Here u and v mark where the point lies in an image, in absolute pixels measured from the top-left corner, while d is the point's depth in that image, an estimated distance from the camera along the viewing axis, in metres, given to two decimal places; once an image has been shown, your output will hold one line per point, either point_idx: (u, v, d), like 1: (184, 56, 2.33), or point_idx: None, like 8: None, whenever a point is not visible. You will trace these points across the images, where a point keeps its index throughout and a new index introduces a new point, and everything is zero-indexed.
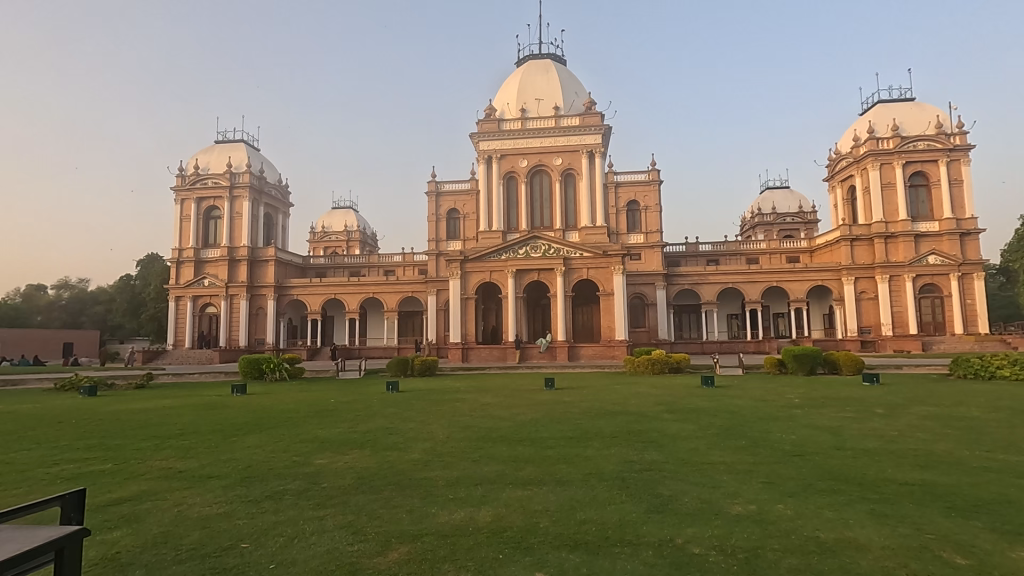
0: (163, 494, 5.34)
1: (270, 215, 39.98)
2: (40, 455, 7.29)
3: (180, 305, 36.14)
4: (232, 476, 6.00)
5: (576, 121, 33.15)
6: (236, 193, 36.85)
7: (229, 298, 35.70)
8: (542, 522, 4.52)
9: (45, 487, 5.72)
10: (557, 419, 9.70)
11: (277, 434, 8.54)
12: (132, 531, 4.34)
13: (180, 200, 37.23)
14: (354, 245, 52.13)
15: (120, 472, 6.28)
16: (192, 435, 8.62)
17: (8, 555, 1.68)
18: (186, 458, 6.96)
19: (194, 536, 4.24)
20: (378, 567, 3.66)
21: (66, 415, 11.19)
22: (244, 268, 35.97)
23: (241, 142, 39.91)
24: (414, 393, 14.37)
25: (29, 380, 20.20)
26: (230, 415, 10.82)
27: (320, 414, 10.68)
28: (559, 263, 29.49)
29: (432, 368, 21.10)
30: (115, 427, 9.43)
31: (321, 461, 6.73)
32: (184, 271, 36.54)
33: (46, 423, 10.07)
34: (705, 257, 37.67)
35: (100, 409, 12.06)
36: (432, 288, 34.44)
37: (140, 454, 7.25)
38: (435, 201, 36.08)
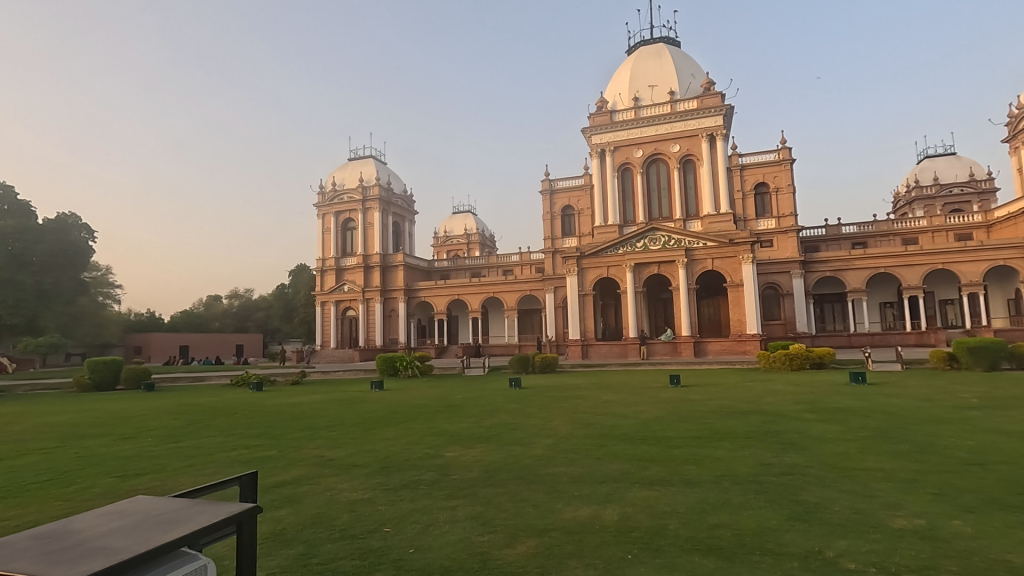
0: (318, 479, 5.99)
1: (397, 223, 42.87)
2: (220, 441, 8.51)
3: (325, 310, 39.97)
4: (374, 465, 6.55)
5: (694, 103, 31.47)
6: (368, 204, 40.05)
7: (366, 302, 38.93)
8: (671, 524, 4.36)
9: (227, 468, 6.69)
10: (684, 417, 9.29)
11: (409, 428, 9.15)
12: (294, 511, 4.92)
13: (322, 215, 41.13)
14: (474, 247, 54.25)
15: (282, 458, 7.14)
16: (338, 426, 9.54)
17: (200, 524, 1.98)
18: (335, 447, 7.71)
19: (344, 518, 4.71)
20: (507, 559, 3.78)
21: (240, 407, 12.98)
22: (378, 273, 38.96)
23: (370, 157, 43.24)
24: (536, 389, 14.63)
25: (211, 377, 23.72)
26: (369, 409, 11.79)
27: (448, 410, 11.25)
28: (680, 255, 28.19)
29: (552, 366, 21.25)
30: (277, 419, 10.74)
31: (450, 454, 7.09)
32: (327, 278, 40.44)
33: (224, 414, 11.73)
34: (849, 240, 33.85)
35: (265, 403, 13.82)
36: (550, 285, 34.77)
37: (296, 443, 8.18)
38: (550, 199, 36.36)
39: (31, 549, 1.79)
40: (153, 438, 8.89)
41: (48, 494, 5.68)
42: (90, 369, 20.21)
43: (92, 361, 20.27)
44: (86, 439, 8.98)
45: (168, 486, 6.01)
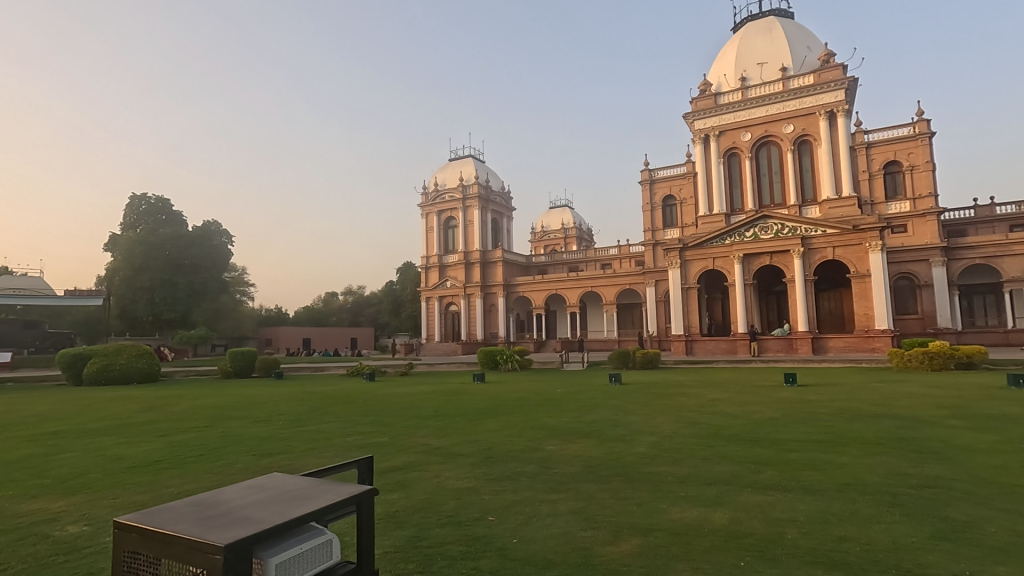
0: (425, 466, 6.29)
1: (496, 220, 43.72)
2: (339, 426, 9.22)
3: (429, 305, 41.84)
4: (477, 455, 6.76)
5: (810, 79, 28.93)
6: (468, 203, 41.28)
7: (467, 297, 40.24)
8: (789, 533, 4.06)
9: (345, 452, 7.24)
10: (802, 419, 8.60)
11: (511, 420, 9.33)
12: (405, 495, 5.21)
13: (425, 215, 42.95)
14: (571, 241, 54.07)
15: (393, 444, 7.59)
16: (443, 417, 9.96)
17: (325, 502, 2.15)
18: (441, 436, 8.06)
19: (451, 505, 4.91)
20: (611, 556, 3.73)
21: (355, 396, 13.97)
22: (478, 269, 40.08)
23: (469, 157, 44.52)
24: (637, 386, 14.28)
25: (330, 367, 25.78)
26: (472, 400, 12.18)
27: (548, 403, 11.32)
28: (795, 244, 26.11)
29: (654, 362, 20.64)
30: (388, 407, 11.43)
31: (551, 447, 7.13)
32: (431, 275, 42.26)
33: (342, 402, 12.69)
34: (1005, 222, 29.40)
35: (377, 392, 14.77)
36: (651, 279, 33.76)
37: (406, 430, 8.66)
38: (650, 190, 35.25)
39: (191, 513, 2.05)
40: (283, 422, 9.85)
41: (201, 467, 6.49)
42: (232, 358, 22.77)
43: (233, 352, 22.78)
44: (230, 420, 10.15)
45: (296, 465, 6.63)
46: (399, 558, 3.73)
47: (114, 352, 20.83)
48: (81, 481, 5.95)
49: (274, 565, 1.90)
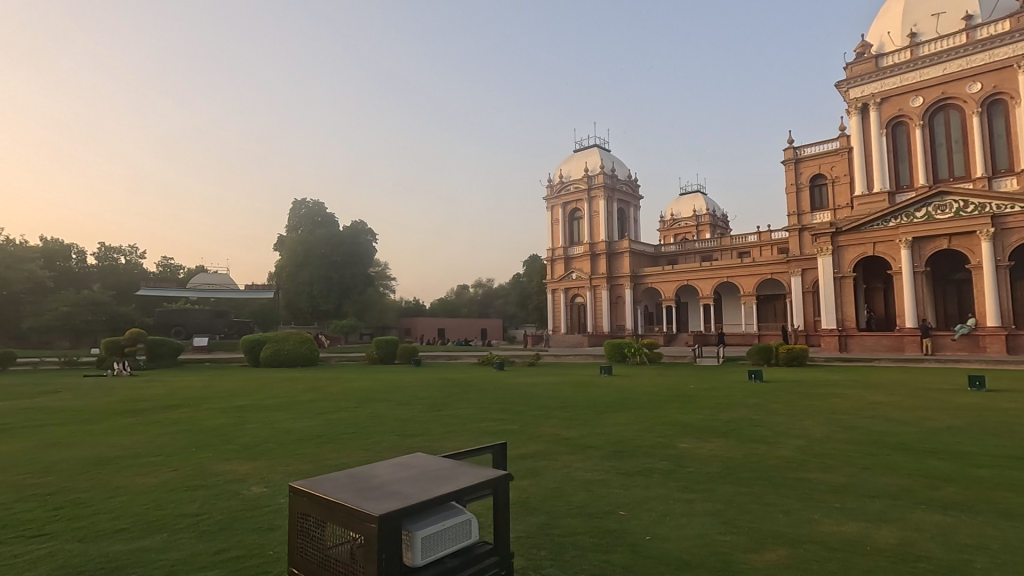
0: (555, 456, 6.36)
1: (622, 209, 42.67)
2: (471, 413, 9.67)
3: (555, 297, 42.18)
4: (607, 448, 6.67)
5: (1004, 26, 24.23)
6: (593, 193, 40.81)
7: (593, 289, 39.93)
8: (975, 562, 3.47)
9: (478, 437, 7.58)
10: (992, 431, 7.30)
11: (640, 415, 9.10)
12: (535, 482, 5.32)
13: (550, 207, 43.23)
14: (704, 229, 51.19)
15: (523, 433, 7.78)
16: (571, 408, 10.01)
17: (465, 483, 2.25)
18: (569, 428, 8.09)
19: (581, 495, 4.91)
20: (753, 565, 3.47)
21: (486, 384, 14.55)
22: (604, 261, 39.53)
23: (594, 146, 43.86)
24: (780, 384, 13.15)
25: (463, 356, 27.13)
26: (600, 393, 12.07)
27: (680, 399, 10.85)
28: (983, 224, 22.16)
29: (801, 359, 18.86)
30: (517, 397, 11.76)
31: (685, 445, 6.82)
32: (556, 267, 42.48)
33: (474, 390, 13.30)
34: None
35: (507, 381, 15.26)
36: (796, 268, 30.86)
37: (535, 420, 8.83)
38: (795, 170, 32.10)
39: (350, 484, 2.28)
40: (423, 406, 10.55)
41: (354, 444, 7.20)
42: (377, 345, 24.92)
43: (378, 340, 24.94)
44: (376, 402, 11.13)
45: (434, 447, 7.06)
46: (532, 544, 3.82)
47: (283, 338, 23.86)
48: (261, 449, 6.91)
49: (420, 539, 2.05)
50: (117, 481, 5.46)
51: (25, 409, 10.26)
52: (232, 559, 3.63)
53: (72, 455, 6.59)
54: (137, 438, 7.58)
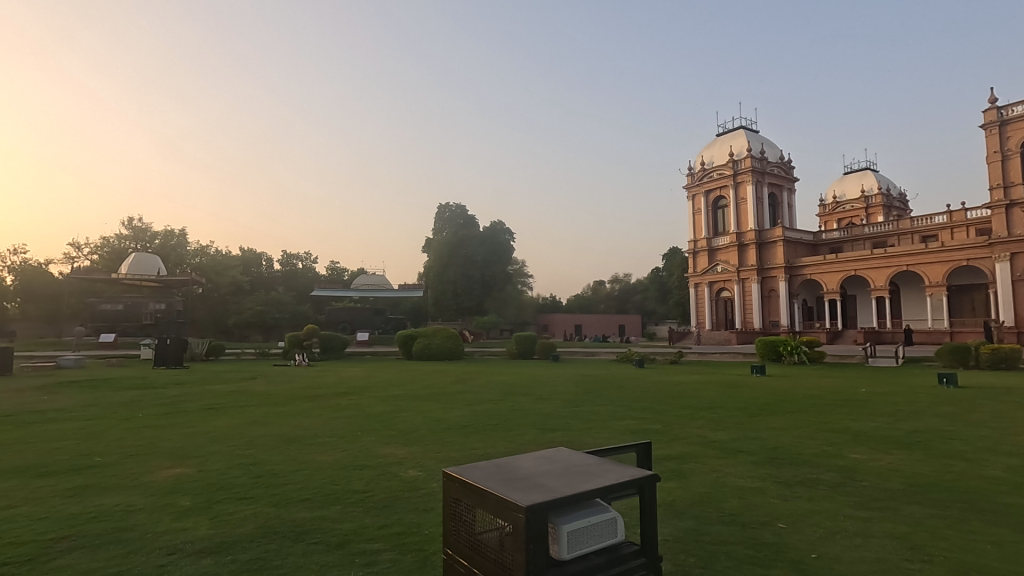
0: (703, 459, 6.02)
1: (774, 194, 38.99)
2: (611, 410, 9.54)
3: (699, 291, 40.03)
4: (762, 454, 6.16)
5: None
6: (739, 178, 37.78)
7: (741, 282, 37.11)
8: None
9: (619, 435, 7.45)
10: None
11: (801, 420, 8.24)
12: (682, 486, 5.08)
13: (691, 196, 40.96)
14: (876, 212, 44.98)
15: (667, 433, 7.49)
16: (719, 409, 9.39)
17: (608, 482, 2.21)
18: (718, 430, 7.61)
19: (733, 503, 4.58)
20: None
21: (626, 382, 14.26)
22: (754, 251, 36.55)
23: (740, 128, 40.59)
24: (983, 391, 11.08)
25: (601, 353, 26.90)
26: (751, 395, 11.17)
27: (850, 404, 9.63)
28: None
29: (1011, 361, 15.72)
30: (659, 396, 11.33)
31: (858, 456, 6.04)
32: (699, 259, 40.22)
33: (614, 387, 13.11)
34: None
35: (648, 379, 14.80)
36: (1002, 252, 25.79)
37: (679, 420, 8.44)
38: (999, 134, 26.62)
39: (498, 474, 2.37)
40: (563, 402, 10.64)
41: (498, 436, 7.48)
42: (517, 341, 25.71)
43: (518, 336, 25.71)
44: (517, 397, 11.46)
45: (574, 444, 7.08)
46: (679, 549, 3.66)
47: (431, 333, 25.65)
48: (415, 435, 7.48)
49: (567, 532, 2.06)
50: (301, 457, 6.29)
51: (232, 392, 12.24)
52: (394, 535, 3.98)
53: (267, 432, 7.71)
54: (316, 421, 8.64)
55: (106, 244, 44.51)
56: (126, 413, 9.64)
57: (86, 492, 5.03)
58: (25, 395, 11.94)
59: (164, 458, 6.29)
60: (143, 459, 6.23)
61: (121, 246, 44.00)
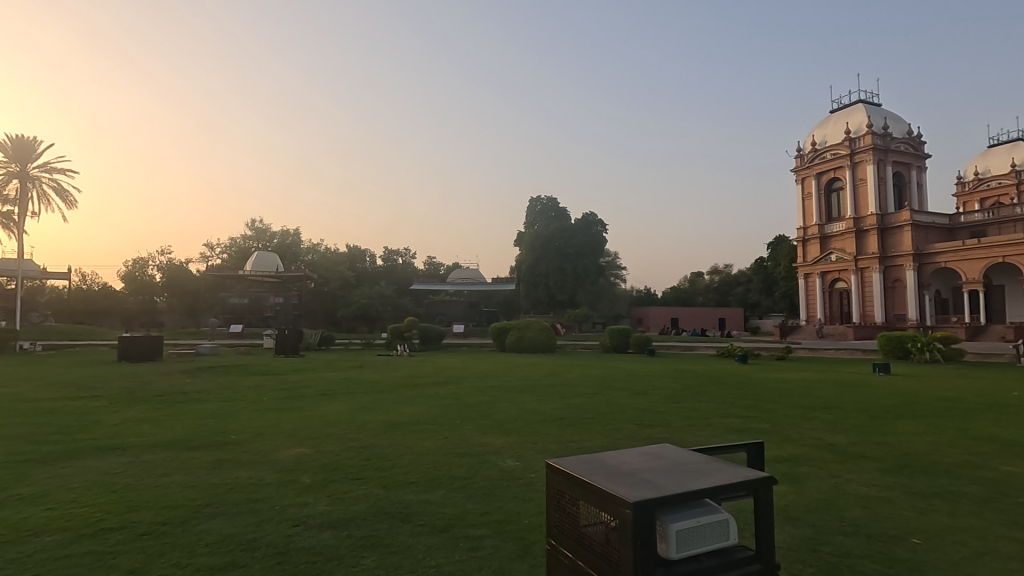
0: (819, 463, 5.58)
1: (899, 173, 35.04)
2: (713, 407, 9.10)
3: (809, 282, 37.17)
4: (889, 461, 5.58)
5: None
6: (858, 158, 34.27)
7: (860, 272, 33.89)
8: None
9: (723, 433, 7.09)
10: None
11: (936, 425, 7.37)
12: (796, 490, 4.73)
13: (801, 180, 37.88)
14: None
15: (777, 433, 7.03)
16: (838, 410, 8.63)
17: (714, 483, 2.09)
18: (836, 432, 7.00)
19: (857, 512, 4.20)
20: None
21: (730, 378, 13.54)
22: (875, 238, 33.19)
23: (858, 102, 36.78)
24: None
25: (700, 347, 25.77)
26: (875, 395, 10.15)
27: (999, 409, 8.46)
28: None
29: None
30: (768, 393, 10.65)
31: (1011, 468, 5.29)
32: (810, 248, 37.26)
33: (715, 383, 12.49)
34: None
35: (753, 376, 13.97)
36: None
37: (790, 420, 7.87)
38: None
39: (601, 466, 2.34)
40: (661, 397, 10.31)
41: (594, 429, 7.42)
42: (611, 334, 25.33)
43: (611, 329, 25.32)
44: (612, 390, 11.30)
45: (675, 440, 6.87)
46: (795, 558, 3.42)
47: (525, 326, 25.92)
48: (512, 426, 7.60)
49: (675, 531, 1.98)
50: (406, 443, 6.63)
51: (343, 380, 13.16)
52: (496, 522, 4.07)
53: (374, 418, 8.21)
54: (418, 409, 9.04)
55: (234, 244, 49.57)
56: (254, 396, 10.70)
57: (224, 466, 5.63)
58: (173, 378, 13.62)
59: (287, 438, 6.90)
60: (270, 439, 6.88)
61: (247, 245, 48.90)
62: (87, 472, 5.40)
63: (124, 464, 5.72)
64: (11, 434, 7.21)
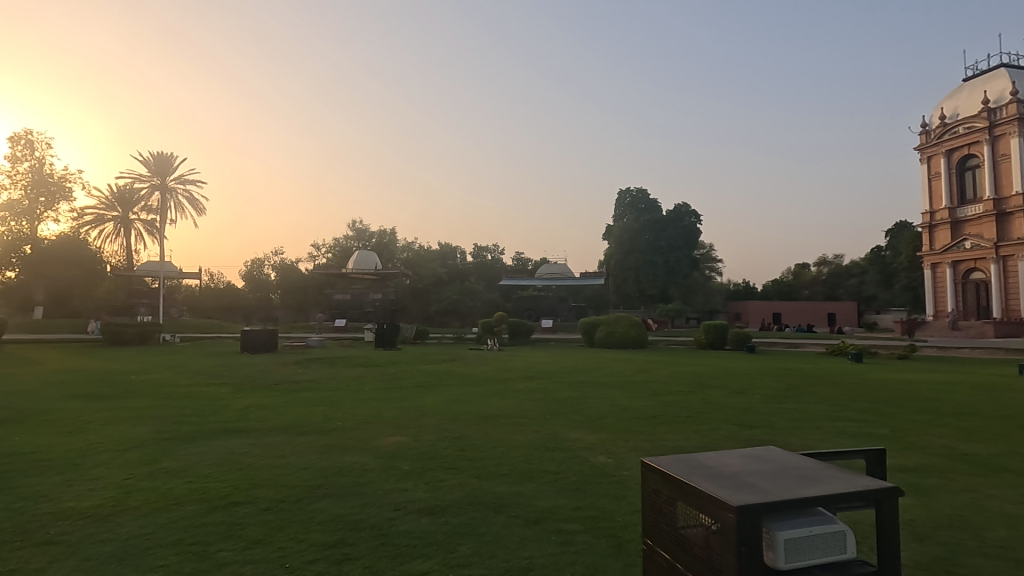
0: (951, 474, 5.00)
1: None
2: (822, 409, 8.44)
3: (938, 273, 33.31)
4: None
5: None
6: (999, 130, 30.03)
7: (1002, 261, 29.78)
8: None
9: (834, 438, 6.56)
10: None
11: None
12: (924, 504, 4.27)
13: (927, 158, 33.98)
14: None
15: (899, 440, 6.38)
16: (974, 416, 7.66)
17: (825, 492, 1.93)
18: (973, 441, 6.22)
19: (999, 532, 3.71)
20: None
21: (843, 378, 12.46)
22: (1020, 221, 28.99)
23: (999, 67, 32.23)
24: None
25: (805, 344, 23.98)
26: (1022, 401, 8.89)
27: None
28: None
29: None
30: (887, 396, 9.70)
31: None
32: (939, 235, 33.38)
33: (825, 383, 11.57)
34: None
35: (871, 376, 12.75)
36: None
37: (915, 426, 7.11)
38: None
39: (700, 468, 2.25)
40: (764, 397, 9.70)
41: (689, 428, 7.15)
42: (706, 330, 24.18)
43: (707, 324, 24.19)
44: (709, 389, 10.80)
45: (779, 442, 6.46)
46: None
47: (614, 321, 25.47)
48: (603, 423, 7.50)
49: (784, 540, 1.84)
50: (498, 435, 6.77)
51: (438, 373, 13.68)
52: (588, 518, 4.04)
53: (467, 410, 8.47)
54: (509, 402, 9.21)
55: (337, 244, 53.15)
56: (357, 386, 11.44)
57: (332, 450, 6.07)
58: (287, 369, 14.86)
59: (388, 427, 7.30)
60: (372, 427, 7.32)
61: (348, 245, 52.28)
62: (219, 451, 6.05)
63: (248, 445, 6.34)
64: (158, 414, 8.22)
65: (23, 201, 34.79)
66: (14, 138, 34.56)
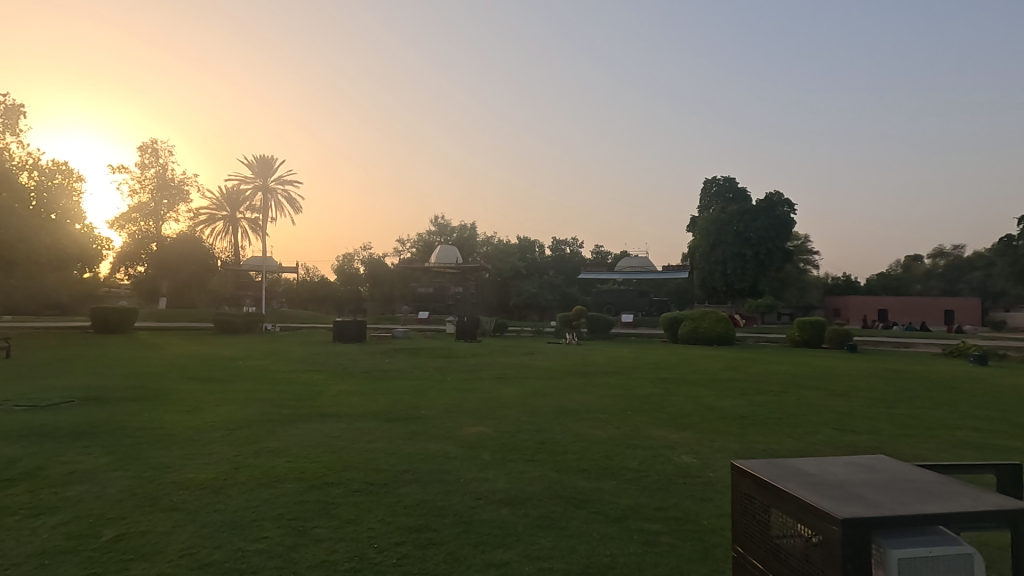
0: None
1: None
2: (937, 416, 7.66)
3: None
4: None
5: None
6: None
7: None
8: None
9: (953, 448, 5.92)
10: None
11: None
12: None
13: None
14: None
15: None
16: None
17: (945, 510, 1.72)
18: None
19: None
20: None
21: (965, 382, 11.20)
22: None
23: None
24: None
25: (918, 344, 21.78)
26: None
27: None
28: None
29: None
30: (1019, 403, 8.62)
31: None
32: None
33: (942, 387, 10.46)
34: None
35: (999, 381, 11.37)
36: None
37: None
38: None
39: (797, 474, 2.09)
40: (868, 400, 8.94)
41: (782, 431, 6.73)
42: (800, 327, 22.63)
43: (802, 321, 22.63)
44: (804, 389, 10.13)
45: (886, 450, 5.93)
46: None
47: (699, 316, 24.48)
48: (687, 421, 7.25)
49: (899, 560, 1.65)
50: (578, 429, 6.72)
51: (517, 366, 13.84)
52: (671, 519, 3.92)
53: (547, 403, 8.50)
54: (588, 396, 9.14)
55: (421, 239, 55.07)
56: (440, 376, 11.81)
57: (416, 437, 6.30)
58: (375, 358, 15.63)
59: (470, 416, 7.49)
60: (454, 416, 7.53)
61: (431, 240, 54.02)
62: (315, 434, 6.48)
63: (341, 429, 6.75)
64: (262, 397, 8.95)
65: (150, 203, 38.79)
66: (142, 147, 38.82)
